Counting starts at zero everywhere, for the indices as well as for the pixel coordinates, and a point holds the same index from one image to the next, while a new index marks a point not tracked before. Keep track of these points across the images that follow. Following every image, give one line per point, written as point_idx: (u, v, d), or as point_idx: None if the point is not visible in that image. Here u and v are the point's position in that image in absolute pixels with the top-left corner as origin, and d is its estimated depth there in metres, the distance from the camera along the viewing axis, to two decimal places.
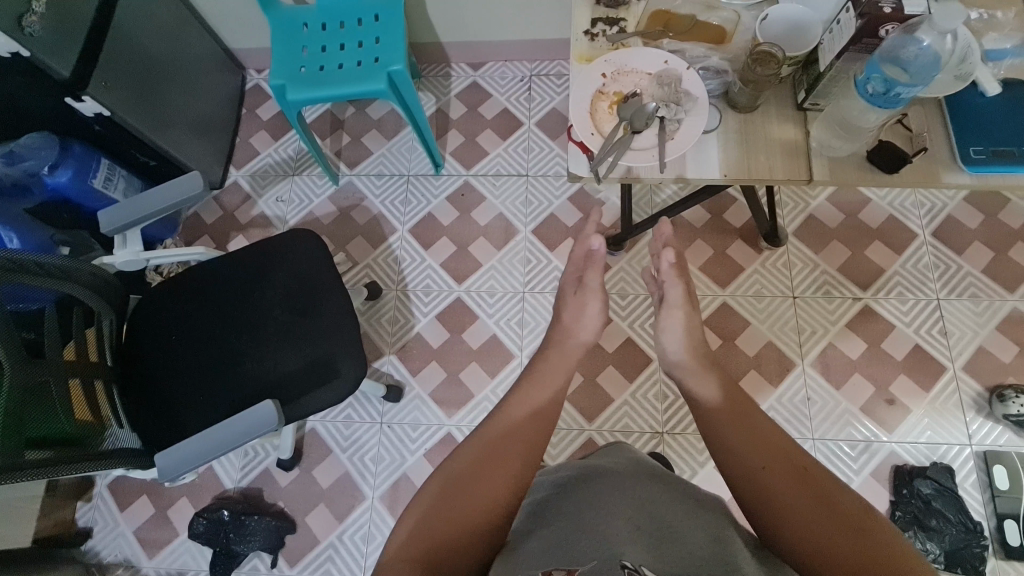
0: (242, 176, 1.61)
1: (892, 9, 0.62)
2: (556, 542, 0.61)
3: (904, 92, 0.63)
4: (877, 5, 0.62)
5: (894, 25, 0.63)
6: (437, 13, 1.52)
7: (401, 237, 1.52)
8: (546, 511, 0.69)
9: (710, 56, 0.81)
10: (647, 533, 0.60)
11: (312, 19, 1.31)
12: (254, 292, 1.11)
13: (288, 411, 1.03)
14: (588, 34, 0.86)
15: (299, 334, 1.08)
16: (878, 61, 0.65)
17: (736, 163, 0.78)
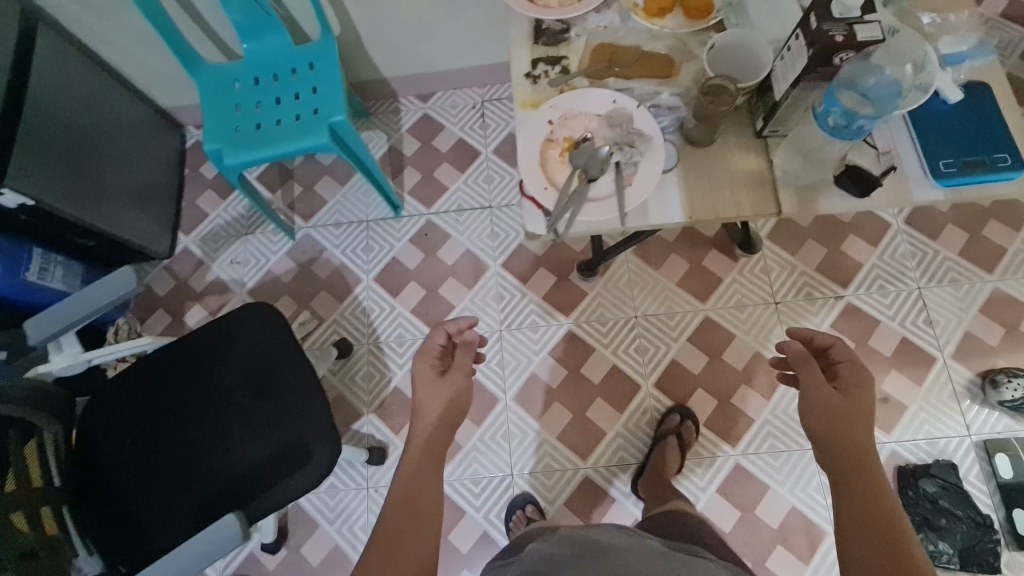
0: (192, 242, 1.53)
1: (845, 36, 0.57)
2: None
3: (863, 120, 0.59)
4: (826, 34, 0.58)
5: (851, 51, 0.58)
6: (376, 51, 1.45)
7: (367, 287, 1.45)
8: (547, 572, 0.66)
9: (660, 92, 0.76)
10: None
11: (243, 75, 1.24)
12: (213, 378, 1.04)
13: (259, 504, 0.96)
14: (530, 77, 0.81)
15: (264, 420, 1.01)
16: (836, 91, 0.60)
17: (700, 203, 0.73)
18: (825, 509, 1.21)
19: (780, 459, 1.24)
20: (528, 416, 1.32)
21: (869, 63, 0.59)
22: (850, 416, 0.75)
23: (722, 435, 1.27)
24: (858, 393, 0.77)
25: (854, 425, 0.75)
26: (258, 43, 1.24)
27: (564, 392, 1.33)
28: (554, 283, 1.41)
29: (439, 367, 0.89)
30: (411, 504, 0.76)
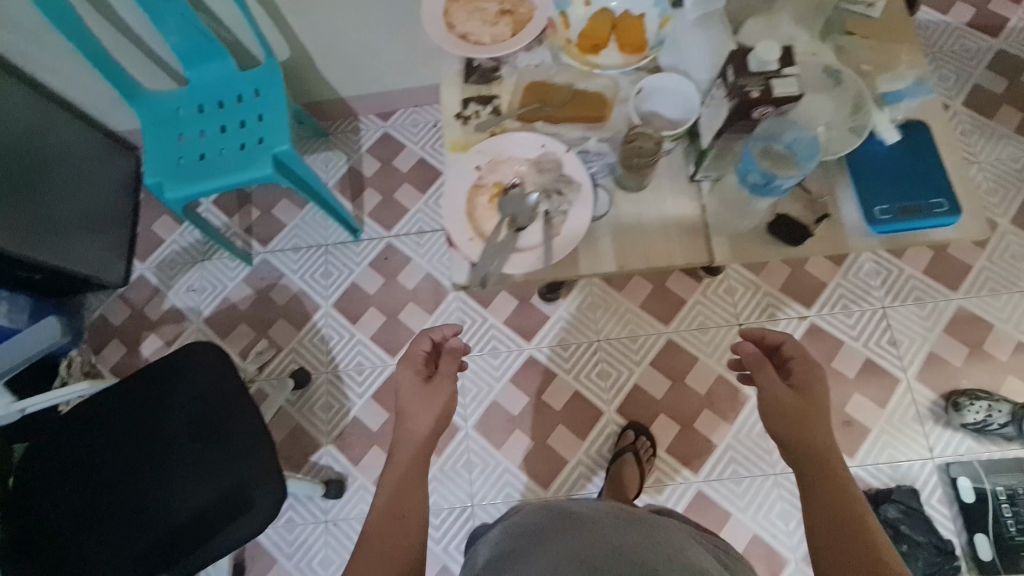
0: (148, 269, 1.49)
1: (760, 92, 0.55)
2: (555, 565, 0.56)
3: (782, 179, 0.61)
4: (741, 89, 0.55)
5: (768, 107, 0.55)
6: (329, 72, 1.41)
7: (326, 314, 1.42)
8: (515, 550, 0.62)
9: (588, 138, 0.74)
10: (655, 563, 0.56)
11: (187, 102, 1.20)
12: (152, 422, 1.01)
13: (201, 555, 0.93)
14: (460, 118, 0.78)
15: (204, 467, 0.98)
16: (752, 150, 0.63)
17: (631, 253, 0.71)
18: (787, 534, 1.20)
19: (742, 486, 1.23)
20: (489, 444, 1.30)
21: (782, 125, 0.63)
22: (807, 419, 0.75)
23: (684, 462, 1.26)
24: (812, 395, 0.76)
25: (813, 426, 0.74)
26: (201, 70, 1.21)
27: (526, 419, 1.31)
28: (515, 307, 1.39)
29: (424, 373, 0.83)
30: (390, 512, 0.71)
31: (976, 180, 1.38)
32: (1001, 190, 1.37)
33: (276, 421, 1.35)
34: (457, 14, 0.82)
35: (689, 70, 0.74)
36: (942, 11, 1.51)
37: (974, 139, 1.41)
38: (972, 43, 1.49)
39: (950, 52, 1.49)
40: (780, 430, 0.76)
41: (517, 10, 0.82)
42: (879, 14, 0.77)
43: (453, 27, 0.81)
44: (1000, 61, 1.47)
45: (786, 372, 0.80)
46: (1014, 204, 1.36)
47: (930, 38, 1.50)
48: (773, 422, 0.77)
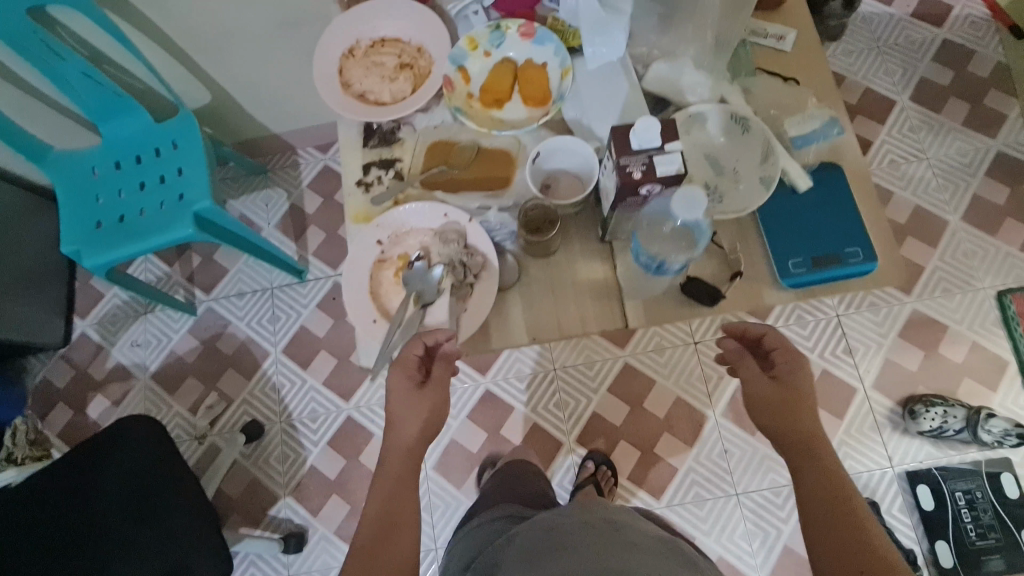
0: (89, 326, 1.44)
1: (642, 171, 0.52)
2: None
3: (642, 257, 0.63)
4: (623, 170, 0.52)
5: (654, 184, 0.52)
6: (257, 110, 1.35)
7: (276, 361, 1.38)
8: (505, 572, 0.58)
9: (488, 208, 0.70)
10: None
11: (102, 160, 1.15)
12: (82, 508, 0.98)
13: None
14: (362, 186, 0.73)
15: (139, 551, 0.95)
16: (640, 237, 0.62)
17: (543, 322, 0.67)
18: (751, 554, 1.19)
19: (704, 509, 1.22)
20: (449, 485, 1.28)
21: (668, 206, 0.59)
22: (791, 412, 0.67)
23: (645, 488, 1.24)
24: (797, 387, 0.67)
25: (804, 414, 0.66)
26: (114, 126, 1.15)
27: (485, 455, 1.29)
28: None
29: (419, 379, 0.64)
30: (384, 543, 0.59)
31: (925, 178, 1.36)
32: (950, 187, 1.35)
33: (231, 477, 1.31)
34: (353, 71, 0.78)
35: (592, 124, 0.70)
36: (885, 2, 1.48)
37: (922, 135, 1.39)
38: (916, 34, 1.46)
39: (895, 45, 1.45)
40: (767, 423, 0.68)
41: (416, 63, 0.77)
42: (791, 47, 0.73)
43: (349, 86, 0.77)
44: (945, 52, 1.44)
45: (768, 363, 0.69)
46: (964, 200, 1.34)
47: (874, 32, 1.46)
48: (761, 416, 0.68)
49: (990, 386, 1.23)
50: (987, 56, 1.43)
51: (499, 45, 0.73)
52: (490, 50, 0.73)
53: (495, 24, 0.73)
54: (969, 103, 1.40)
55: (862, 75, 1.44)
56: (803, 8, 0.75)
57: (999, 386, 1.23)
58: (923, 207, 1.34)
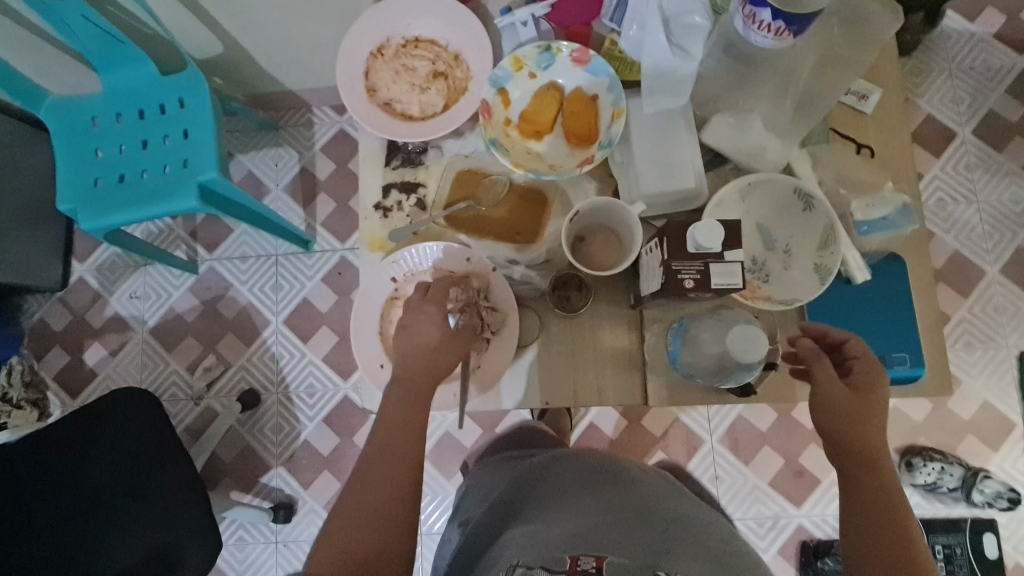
0: (87, 271, 1.40)
1: (694, 283, 0.46)
2: (570, 535, 0.55)
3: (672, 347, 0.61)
4: (674, 275, 0.47)
5: (705, 293, 0.47)
6: (273, 65, 1.24)
7: (276, 331, 1.35)
8: (551, 510, 0.63)
9: (513, 266, 0.66)
10: (683, 545, 0.55)
11: (103, 110, 1.07)
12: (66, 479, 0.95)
13: None
14: (380, 210, 0.67)
15: (127, 524, 0.95)
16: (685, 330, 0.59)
17: (559, 387, 0.64)
18: None
19: None
20: (440, 476, 1.28)
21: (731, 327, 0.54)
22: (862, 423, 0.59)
23: None
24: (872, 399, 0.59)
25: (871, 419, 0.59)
26: (116, 75, 1.06)
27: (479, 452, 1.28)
28: None
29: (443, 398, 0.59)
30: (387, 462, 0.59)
31: (971, 223, 1.29)
32: (995, 235, 1.28)
33: (225, 441, 1.32)
34: (381, 73, 0.70)
35: (638, 178, 0.63)
36: (969, 17, 1.34)
37: (977, 174, 1.30)
38: (994, 59, 1.33)
39: (970, 69, 1.33)
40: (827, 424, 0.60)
41: (451, 73, 0.70)
42: (874, 110, 0.65)
43: (375, 91, 0.70)
44: (1021, 84, 1.33)
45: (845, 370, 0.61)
46: (1006, 251, 1.27)
47: (951, 51, 1.33)
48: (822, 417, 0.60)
49: (991, 447, 1.22)
50: None
51: (547, 67, 0.65)
52: (536, 71, 0.65)
53: (545, 44, 0.64)
54: None
55: (927, 99, 1.33)
56: (895, 65, 0.67)
57: (1001, 448, 1.22)
58: (962, 252, 1.28)
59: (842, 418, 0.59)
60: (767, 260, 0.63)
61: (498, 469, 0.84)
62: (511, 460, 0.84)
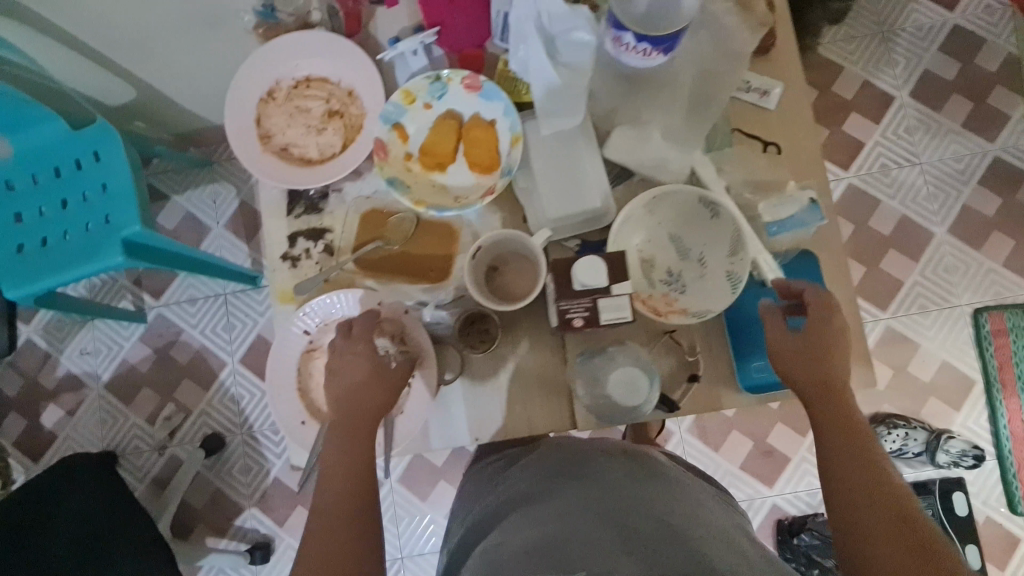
0: (32, 332, 1.36)
1: (582, 320, 0.52)
2: (530, 547, 0.49)
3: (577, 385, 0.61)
4: (564, 314, 0.52)
5: (587, 325, 0.52)
6: (195, 103, 1.20)
7: (233, 371, 1.33)
8: (517, 517, 0.56)
9: (426, 302, 0.64)
10: (647, 537, 0.48)
11: (17, 173, 1.03)
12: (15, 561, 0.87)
13: None
14: (287, 259, 0.65)
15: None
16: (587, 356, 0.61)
17: (487, 422, 0.63)
18: None
19: None
20: (414, 498, 1.27)
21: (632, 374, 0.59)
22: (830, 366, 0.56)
23: None
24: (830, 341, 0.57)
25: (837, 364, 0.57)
26: (26, 134, 1.02)
27: (450, 470, 1.27)
28: None
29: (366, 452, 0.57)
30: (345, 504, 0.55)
31: (915, 186, 1.29)
32: (940, 196, 1.28)
33: (194, 488, 1.30)
34: (275, 118, 0.69)
35: (542, 202, 0.62)
36: None
37: (917, 136, 1.30)
38: (925, 18, 1.32)
39: (901, 30, 1.32)
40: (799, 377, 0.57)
41: (346, 110, 0.68)
42: (775, 106, 0.64)
43: (270, 138, 0.69)
44: (953, 41, 1.32)
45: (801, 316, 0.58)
46: (952, 210, 1.28)
47: (881, 15, 1.33)
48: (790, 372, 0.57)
49: (954, 406, 1.23)
50: (998, 47, 1.32)
51: (440, 96, 0.64)
52: (430, 101, 0.64)
53: (434, 74, 0.63)
54: (971, 101, 1.30)
55: (862, 65, 1.32)
56: (794, 57, 0.66)
57: (963, 406, 1.23)
58: (909, 216, 1.28)
59: (808, 368, 0.56)
60: (683, 271, 0.62)
61: (478, 474, 0.76)
62: (488, 462, 0.75)
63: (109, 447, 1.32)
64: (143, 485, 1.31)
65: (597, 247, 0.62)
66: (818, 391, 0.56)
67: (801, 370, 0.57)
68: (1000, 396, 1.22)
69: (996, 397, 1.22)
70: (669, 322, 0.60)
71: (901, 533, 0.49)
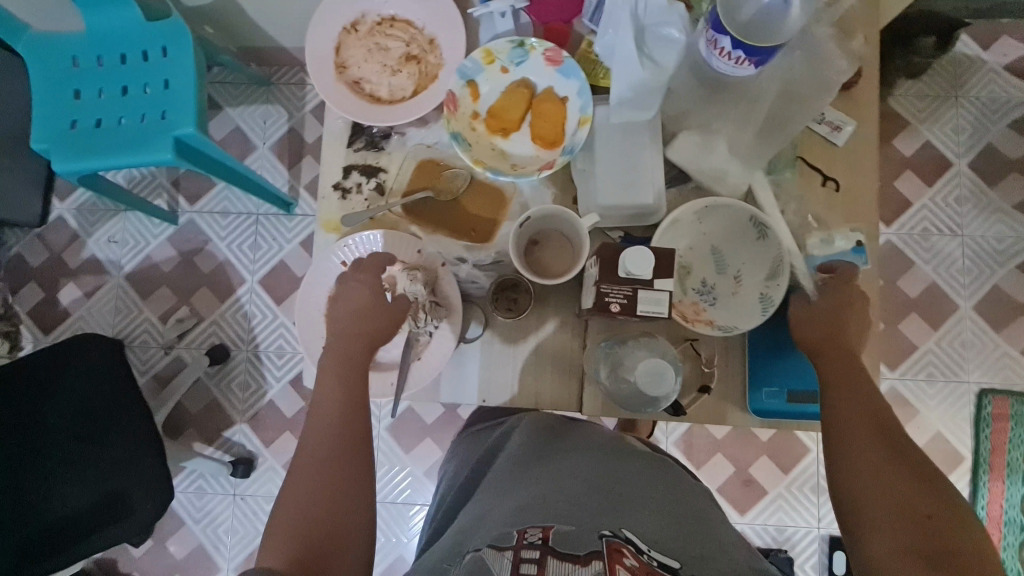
0: (66, 210, 1.38)
1: (619, 308, 0.53)
2: (526, 505, 0.51)
3: (599, 369, 0.62)
4: (602, 298, 0.53)
5: (623, 312, 0.53)
6: (267, 22, 1.21)
7: (251, 290, 1.36)
8: (505, 476, 0.58)
9: (463, 261, 0.67)
10: (632, 504, 0.52)
11: (84, 51, 1.05)
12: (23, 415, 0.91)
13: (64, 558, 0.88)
14: (339, 190, 0.67)
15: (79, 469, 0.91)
16: (608, 346, 0.61)
17: (497, 388, 0.65)
18: None
19: None
20: (398, 448, 1.29)
21: (655, 370, 0.55)
22: (845, 331, 0.58)
23: None
24: (846, 309, 0.58)
25: (854, 324, 0.58)
26: (103, 16, 1.04)
27: (437, 429, 1.29)
28: None
29: None
30: (357, 430, 0.57)
31: (952, 256, 1.28)
32: (974, 271, 1.27)
33: (192, 392, 1.34)
34: (352, 51, 0.72)
35: (597, 189, 0.63)
36: (983, 45, 1.31)
37: (967, 207, 1.29)
38: (1002, 91, 1.30)
39: (976, 98, 1.30)
40: (816, 338, 0.58)
41: (424, 57, 0.71)
42: (845, 143, 0.65)
43: (345, 69, 0.71)
44: None
45: (835, 301, 0.59)
46: (983, 288, 1.27)
47: (960, 79, 1.30)
48: (799, 332, 0.59)
49: None
50: None
51: (519, 63, 0.64)
52: (508, 66, 0.64)
53: (518, 39, 0.63)
54: None
55: (928, 124, 1.31)
56: (874, 100, 0.66)
57: None
58: (938, 284, 1.27)
59: (827, 328, 0.58)
60: (717, 284, 0.64)
61: (472, 440, 0.76)
62: (481, 428, 0.77)
63: (118, 335, 1.36)
64: (143, 379, 1.34)
65: (639, 242, 0.63)
66: (827, 352, 0.58)
67: (818, 331, 0.58)
68: (985, 478, 1.23)
69: (981, 478, 1.23)
70: (693, 330, 0.62)
71: (898, 471, 0.52)
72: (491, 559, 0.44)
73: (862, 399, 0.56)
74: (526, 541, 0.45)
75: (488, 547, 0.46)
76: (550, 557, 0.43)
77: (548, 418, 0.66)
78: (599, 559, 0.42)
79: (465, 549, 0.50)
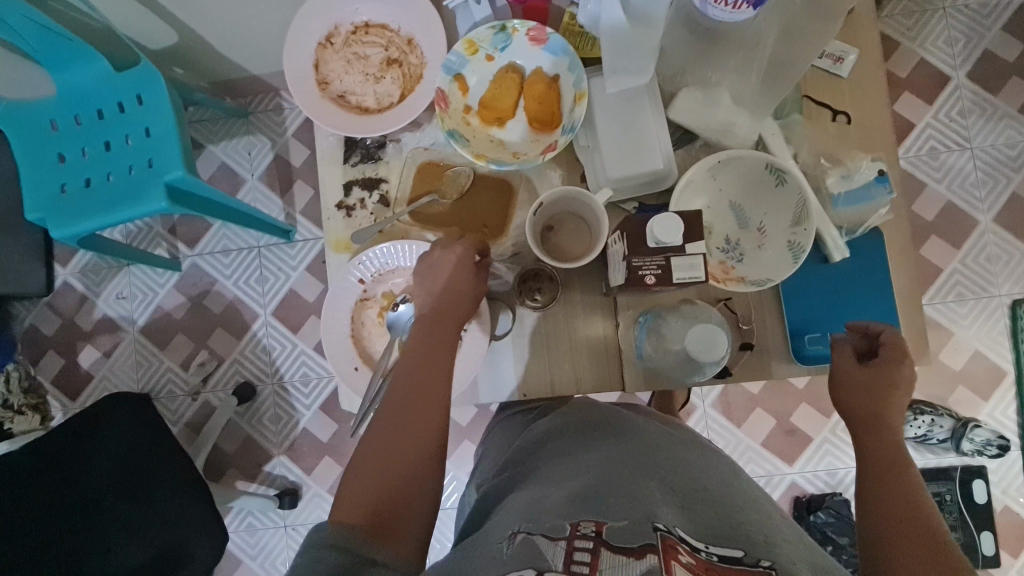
0: (70, 275, 1.38)
1: (655, 279, 0.51)
2: (573, 496, 0.49)
3: (640, 344, 0.61)
4: (635, 271, 0.51)
5: (658, 281, 0.51)
6: (237, 52, 1.19)
7: (265, 323, 1.35)
8: (547, 469, 0.56)
9: None
10: (683, 495, 0.50)
11: (60, 112, 1.04)
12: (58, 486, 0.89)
13: None
14: (342, 208, 0.66)
15: (131, 527, 0.89)
16: (651, 317, 0.60)
17: (536, 379, 0.65)
18: None
19: None
20: None
21: (704, 337, 0.54)
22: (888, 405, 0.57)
23: None
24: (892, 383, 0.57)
25: (894, 401, 0.57)
26: (71, 73, 1.02)
27: (474, 429, 1.28)
28: None
29: None
30: None
31: (964, 170, 1.25)
32: (989, 182, 1.25)
33: (226, 433, 1.34)
34: (332, 65, 0.71)
35: (604, 164, 0.62)
36: None
37: (971, 119, 1.26)
38: None
39: (964, 6, 1.27)
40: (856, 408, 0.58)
41: (405, 59, 0.70)
42: (848, 74, 0.63)
43: (327, 85, 0.70)
44: (1018, 20, 1.26)
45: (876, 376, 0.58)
46: (1000, 198, 1.24)
47: None
48: (844, 403, 0.59)
49: (982, 396, 1.22)
50: None
51: (503, 48, 0.62)
52: (492, 53, 0.62)
53: (499, 24, 0.61)
54: None
55: (919, 41, 1.27)
56: (869, 25, 0.64)
57: (992, 397, 1.21)
58: (954, 202, 1.25)
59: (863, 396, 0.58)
60: (741, 238, 0.62)
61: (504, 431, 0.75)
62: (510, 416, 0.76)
63: (143, 389, 1.36)
64: (177, 427, 1.35)
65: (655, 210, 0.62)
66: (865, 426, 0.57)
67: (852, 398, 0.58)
68: None
69: None
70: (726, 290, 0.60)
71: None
72: (543, 544, 0.43)
73: (918, 519, 0.51)
74: (579, 532, 0.44)
75: (540, 533, 0.45)
76: (603, 548, 0.41)
77: (597, 408, 0.64)
78: (654, 552, 0.41)
79: (506, 530, 0.49)
